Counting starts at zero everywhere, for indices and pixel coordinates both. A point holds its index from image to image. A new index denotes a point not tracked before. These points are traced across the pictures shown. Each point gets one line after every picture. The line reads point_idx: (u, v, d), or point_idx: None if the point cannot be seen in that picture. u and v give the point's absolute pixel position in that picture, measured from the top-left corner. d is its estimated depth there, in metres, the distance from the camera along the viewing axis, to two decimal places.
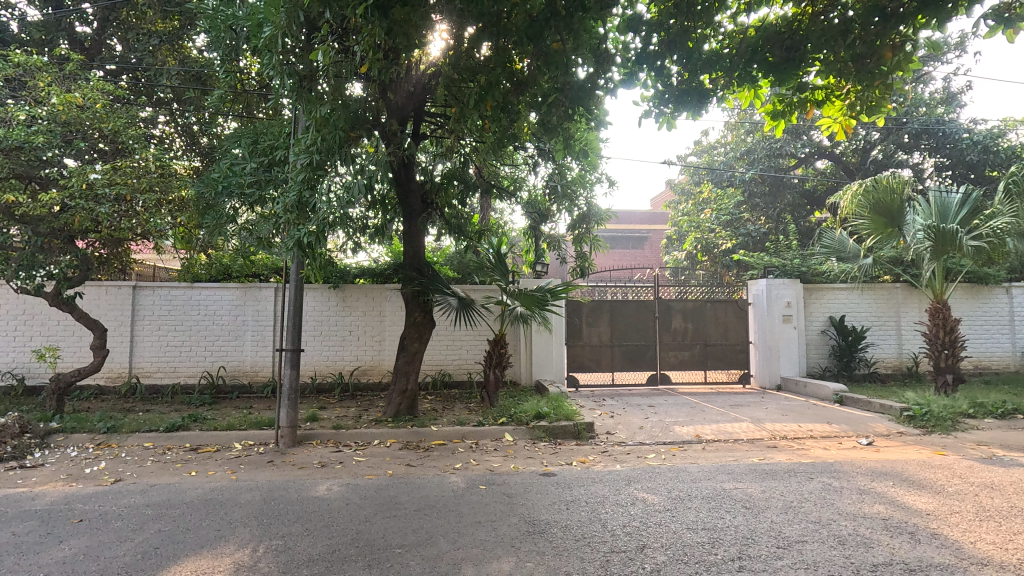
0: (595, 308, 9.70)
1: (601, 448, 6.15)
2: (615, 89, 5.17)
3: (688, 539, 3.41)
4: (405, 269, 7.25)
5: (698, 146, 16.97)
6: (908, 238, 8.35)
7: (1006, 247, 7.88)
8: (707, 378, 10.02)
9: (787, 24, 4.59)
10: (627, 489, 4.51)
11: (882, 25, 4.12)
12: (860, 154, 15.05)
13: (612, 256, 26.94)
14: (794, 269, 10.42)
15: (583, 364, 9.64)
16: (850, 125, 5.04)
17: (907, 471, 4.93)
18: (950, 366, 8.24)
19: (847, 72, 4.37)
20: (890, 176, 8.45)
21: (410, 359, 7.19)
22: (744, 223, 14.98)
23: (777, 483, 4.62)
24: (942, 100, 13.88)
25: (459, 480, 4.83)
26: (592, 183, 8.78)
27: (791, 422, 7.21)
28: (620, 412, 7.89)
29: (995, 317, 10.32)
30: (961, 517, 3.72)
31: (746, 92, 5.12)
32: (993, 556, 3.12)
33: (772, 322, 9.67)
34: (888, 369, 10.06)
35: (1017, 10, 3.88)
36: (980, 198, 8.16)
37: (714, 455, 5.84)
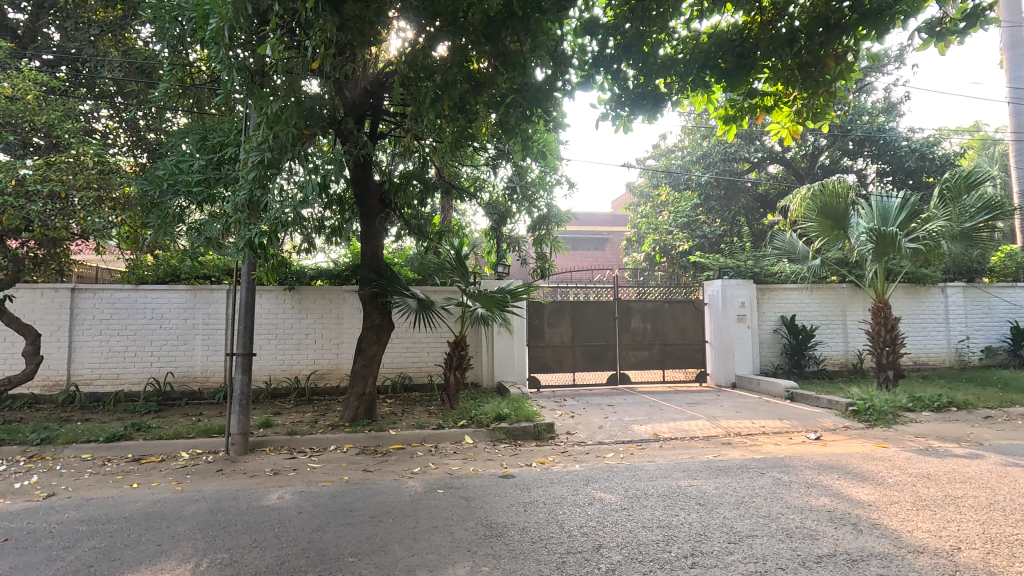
0: (556, 309, 9.74)
1: (561, 448, 6.18)
2: (573, 91, 5.19)
3: (643, 537, 3.45)
4: (362, 270, 7.07)
5: (657, 150, 17.30)
6: (853, 240, 8.75)
7: (942, 249, 8.22)
8: (665, 377, 10.23)
9: (738, 32, 4.70)
10: (585, 489, 4.53)
11: (826, 34, 4.25)
12: (809, 159, 15.50)
13: (575, 257, 27.26)
14: (747, 270, 10.74)
15: (544, 364, 9.68)
16: (797, 131, 5.21)
17: (851, 464, 5.14)
18: (891, 362, 8.64)
19: (794, 80, 4.53)
20: (836, 180, 8.75)
21: (367, 362, 7.04)
22: (700, 225, 15.39)
23: (730, 479, 4.73)
24: (883, 109, 14.60)
25: (417, 485, 4.76)
26: (553, 184, 8.81)
27: (745, 419, 7.42)
28: (580, 412, 7.94)
29: (932, 315, 10.90)
30: (899, 507, 3.90)
31: (699, 97, 5.22)
32: (928, 543, 3.28)
33: (727, 322, 9.94)
34: (835, 366, 10.49)
35: (948, 25, 4.08)
36: (917, 202, 8.52)
37: (671, 453, 5.94)
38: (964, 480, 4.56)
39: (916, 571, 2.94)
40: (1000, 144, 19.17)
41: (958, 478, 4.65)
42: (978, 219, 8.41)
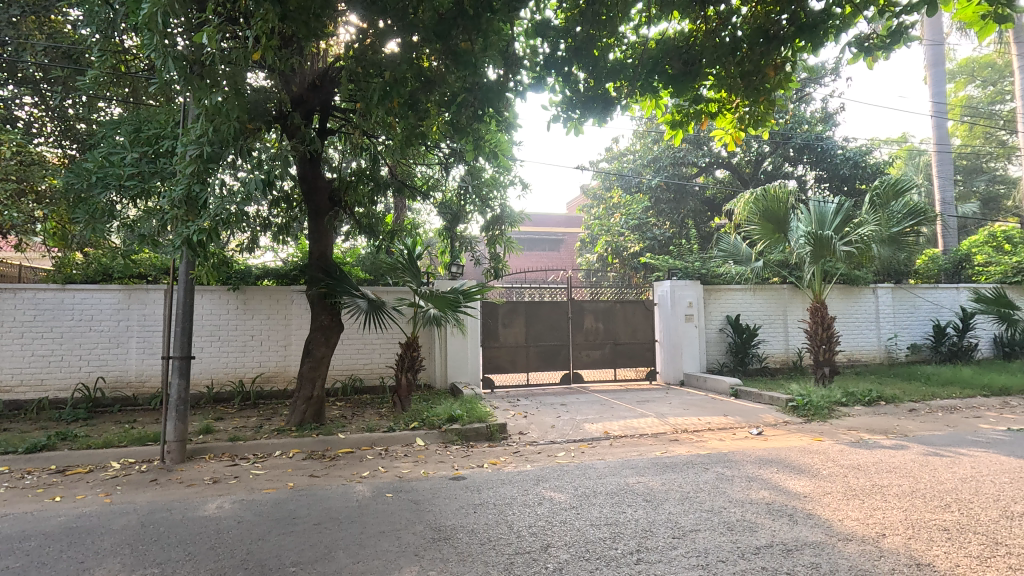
0: (510, 309, 9.75)
1: (513, 449, 6.19)
2: (525, 92, 5.18)
3: (591, 535, 3.49)
4: (310, 270, 6.82)
5: (609, 153, 17.66)
6: (792, 243, 9.18)
7: (872, 253, 8.75)
8: (617, 375, 10.43)
9: (684, 39, 4.81)
10: (535, 489, 4.55)
11: (766, 45, 4.40)
12: (753, 165, 16.06)
13: (529, 258, 27.42)
14: (695, 271, 11.05)
15: (498, 364, 9.67)
16: (740, 137, 5.40)
17: (789, 457, 5.37)
18: (827, 359, 9.08)
19: (736, 88, 4.68)
20: (778, 185, 9.16)
21: (316, 365, 6.84)
22: (651, 227, 15.77)
23: (676, 475, 4.85)
24: (821, 119, 15.36)
25: (365, 489, 4.66)
26: (506, 184, 8.80)
27: (691, 416, 7.63)
28: (533, 412, 7.98)
29: (864, 314, 11.54)
30: (832, 498, 4.10)
31: (647, 101, 5.33)
32: (856, 531, 3.45)
33: (676, 322, 10.21)
34: (777, 364, 10.96)
35: (876, 41, 4.32)
36: (851, 207, 8.99)
37: (621, 451, 6.05)
38: (890, 470, 4.85)
39: (845, 557, 3.10)
40: (924, 155, 20.54)
41: (884, 468, 4.93)
42: (904, 224, 8.93)
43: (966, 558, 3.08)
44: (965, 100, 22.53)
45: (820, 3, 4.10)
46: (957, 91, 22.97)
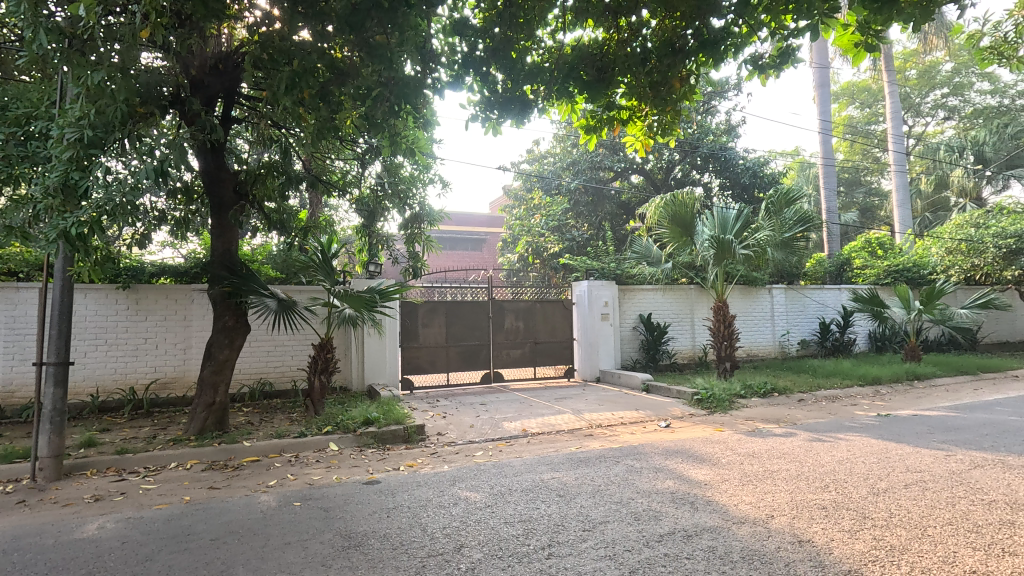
0: (430, 309, 9.65)
1: (430, 450, 6.11)
2: (443, 90, 5.11)
3: (504, 533, 3.51)
4: (212, 268, 6.32)
5: (530, 155, 17.98)
6: (698, 246, 9.75)
7: (767, 256, 9.43)
8: (536, 373, 10.59)
9: (598, 47, 4.95)
10: (450, 489, 4.52)
11: (672, 57, 4.60)
12: (664, 171, 16.91)
13: (451, 257, 27.28)
14: (611, 272, 11.44)
15: (418, 364, 9.53)
16: (649, 145, 5.64)
17: (693, 447, 5.70)
18: (728, 354, 9.74)
19: (646, 97, 4.90)
20: (686, 192, 9.72)
21: (218, 369, 6.40)
22: (570, 228, 16.22)
23: (589, 470, 5.00)
24: (725, 130, 16.48)
25: (270, 499, 4.41)
26: (425, 182, 8.68)
27: (606, 411, 7.91)
28: (452, 412, 7.93)
29: (761, 312, 12.49)
30: (729, 484, 4.40)
31: (563, 105, 5.44)
32: (749, 514, 3.73)
33: (593, 321, 10.53)
34: (684, 359, 11.63)
35: (769, 61, 4.67)
36: (749, 213, 9.69)
37: (537, 448, 6.16)
38: (780, 456, 5.28)
39: (738, 539, 3.33)
40: (813, 168, 22.62)
41: (775, 454, 5.35)
42: (795, 230, 9.71)
43: (840, 533, 3.40)
44: (847, 119, 25.08)
45: (721, 19, 4.35)
46: (840, 111, 25.53)
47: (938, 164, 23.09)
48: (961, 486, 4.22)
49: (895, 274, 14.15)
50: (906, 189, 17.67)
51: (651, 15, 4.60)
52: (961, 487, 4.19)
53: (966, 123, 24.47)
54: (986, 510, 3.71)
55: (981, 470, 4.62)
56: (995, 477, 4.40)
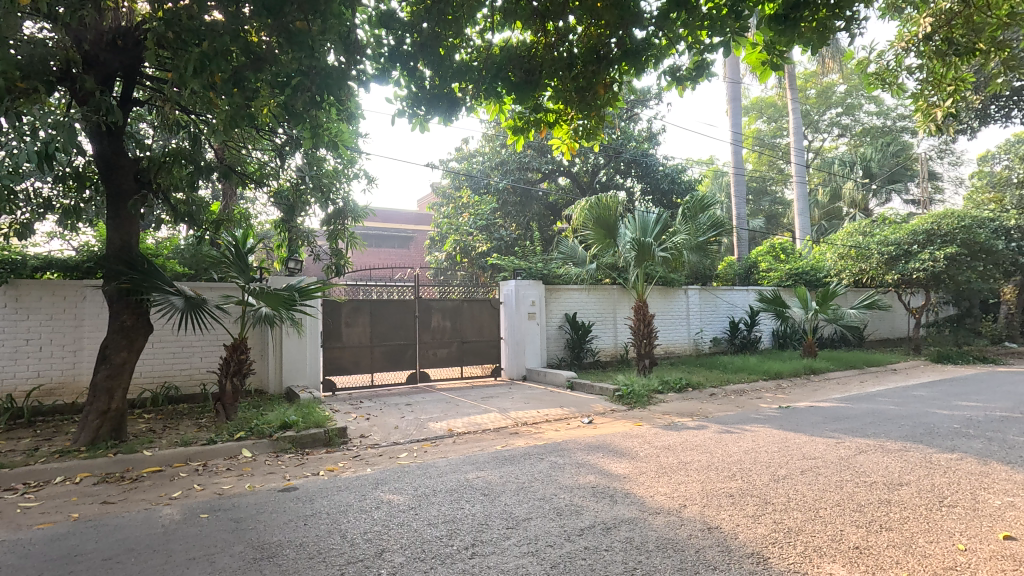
0: (353, 308, 9.38)
1: (352, 453, 5.92)
2: (368, 82, 4.89)
3: (427, 535, 3.47)
4: (108, 263, 5.76)
5: (459, 153, 17.94)
6: (620, 247, 10.13)
7: (683, 258, 9.95)
8: (463, 373, 10.54)
9: (527, 49, 4.97)
10: (372, 493, 4.40)
11: (596, 65, 4.75)
12: (589, 174, 17.42)
13: (377, 255, 26.62)
14: (538, 272, 11.62)
15: (341, 365, 9.23)
16: (574, 148, 5.73)
17: (614, 442, 5.90)
18: (647, 351, 10.19)
19: (572, 101, 5.00)
20: (609, 195, 10.07)
21: (114, 373, 5.87)
22: (498, 228, 16.32)
23: (513, 467, 5.05)
24: (647, 137, 17.18)
25: (174, 512, 4.10)
26: (349, 177, 8.43)
27: (531, 409, 8.03)
28: (376, 413, 7.73)
29: (678, 312, 13.15)
30: (646, 476, 4.60)
31: (492, 105, 5.43)
32: (663, 505, 3.91)
33: (519, 320, 10.65)
34: (607, 357, 12.03)
35: (686, 74, 4.91)
36: (668, 217, 10.14)
37: (463, 447, 6.14)
38: (692, 448, 5.58)
39: (654, 529, 3.48)
40: (725, 176, 24.14)
41: (688, 446, 5.66)
42: (708, 235, 10.29)
43: (744, 518, 3.64)
44: (756, 132, 26.97)
45: (642, 31, 4.51)
46: (750, 124, 27.36)
47: (832, 177, 25.33)
48: (848, 470, 4.65)
49: (795, 277, 15.55)
50: (805, 199, 19.22)
51: (577, 22, 4.68)
52: (848, 471, 4.62)
53: (856, 140, 26.99)
54: (868, 491, 4.11)
55: (865, 455, 5.11)
56: (876, 461, 4.88)
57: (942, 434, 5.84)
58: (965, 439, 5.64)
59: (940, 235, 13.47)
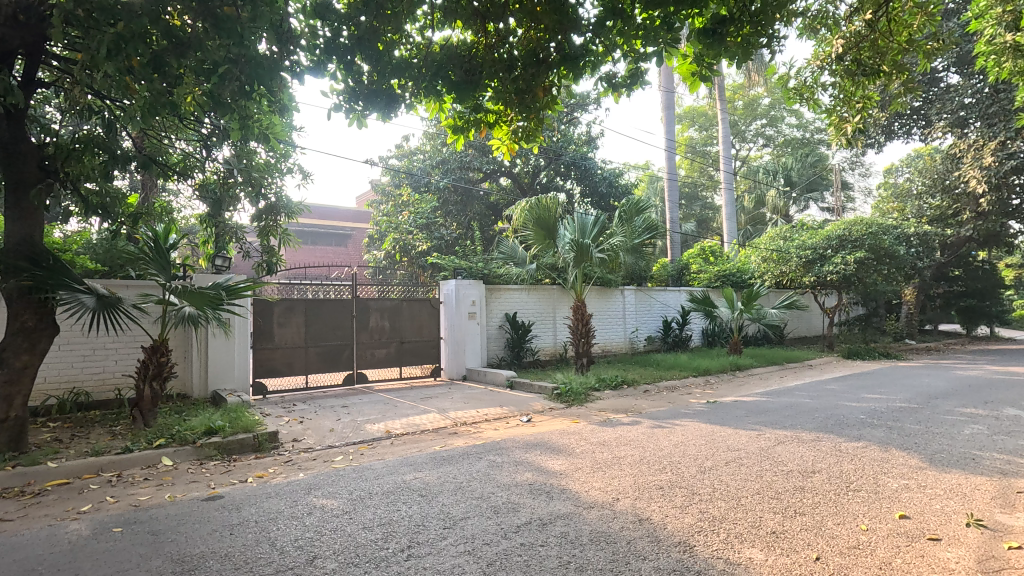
0: (287, 308, 9.04)
1: (283, 458, 5.71)
2: (302, 74, 4.70)
3: (361, 539, 3.41)
4: (7, 257, 5.26)
5: (400, 151, 17.73)
6: (560, 248, 10.33)
7: (620, 260, 10.28)
8: (402, 373, 10.38)
9: (467, 49, 4.95)
10: (305, 498, 4.26)
11: (536, 67, 4.75)
12: (530, 176, 17.64)
13: (313, 253, 25.82)
14: (478, 272, 11.63)
15: (272, 367, 8.87)
16: (514, 149, 5.76)
17: (552, 439, 6.01)
18: (585, 351, 10.41)
19: (512, 103, 5.00)
20: (549, 197, 10.24)
21: (14, 378, 5.37)
22: (439, 227, 16.23)
23: (451, 467, 5.03)
24: (586, 141, 17.59)
25: (83, 527, 3.81)
26: (281, 172, 8.12)
27: (471, 409, 8.02)
28: (310, 416, 7.48)
29: (615, 312, 13.54)
30: (582, 472, 4.71)
31: (432, 103, 5.37)
32: (597, 499, 4.02)
33: (460, 319, 10.61)
34: (547, 356, 12.21)
35: (621, 81, 5.05)
36: (605, 220, 10.38)
37: (401, 449, 6.06)
38: (626, 443, 5.77)
39: (588, 523, 3.58)
40: (660, 181, 25.11)
41: (623, 442, 5.84)
42: (643, 238, 10.64)
43: (672, 508, 3.81)
44: (688, 140, 28.24)
45: (580, 37, 4.62)
46: (682, 132, 28.58)
47: (758, 185, 26.86)
48: (767, 460, 4.96)
49: (723, 278, 16.38)
50: (733, 205, 20.27)
51: (518, 25, 4.71)
52: (768, 461, 4.93)
53: (779, 150, 28.76)
54: (785, 479, 4.39)
55: (783, 446, 5.46)
56: (792, 451, 5.23)
57: (850, 425, 6.33)
58: (870, 428, 6.14)
59: (851, 240, 14.58)
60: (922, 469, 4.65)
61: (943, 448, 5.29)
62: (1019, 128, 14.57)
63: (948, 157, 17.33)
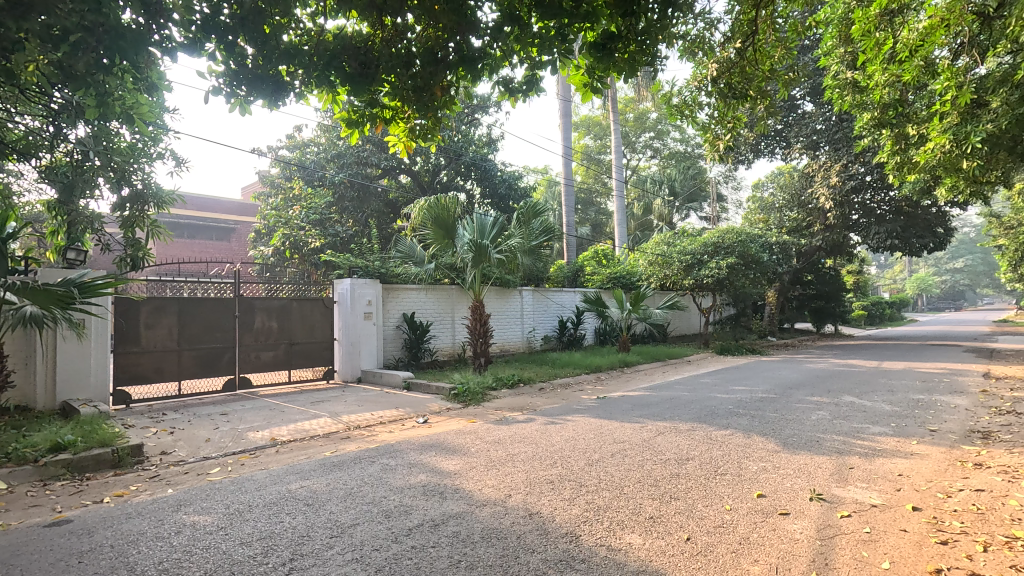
0: (156, 307, 8.21)
1: (149, 473, 5.17)
2: (175, 52, 4.28)
3: (237, 555, 3.18)
4: None
5: (291, 141, 16.81)
6: (458, 247, 10.32)
7: (517, 261, 10.47)
8: (290, 377, 9.81)
9: (363, 40, 4.76)
10: (173, 516, 3.89)
11: (434, 67, 4.70)
12: (430, 174, 17.51)
13: (192, 247, 23.73)
14: (375, 270, 11.31)
15: (138, 373, 8.00)
16: (410, 147, 5.67)
17: (448, 440, 5.99)
18: (483, 350, 10.50)
19: (408, 100, 4.91)
20: (448, 196, 10.24)
21: None
22: (333, 223, 15.58)
23: (342, 473, 4.84)
24: (486, 143, 17.76)
25: None
26: (150, 157, 7.34)
27: (364, 412, 7.77)
28: (182, 426, 6.84)
29: (512, 312, 13.79)
30: (476, 471, 4.75)
31: (324, 94, 5.11)
32: (490, 497, 4.07)
33: (353, 320, 10.21)
34: (445, 356, 12.18)
35: (515, 87, 5.16)
36: (504, 221, 10.53)
37: (287, 456, 5.74)
38: (520, 440, 5.91)
39: (479, 521, 3.61)
40: (558, 186, 26.04)
41: (517, 439, 5.97)
42: (540, 240, 10.93)
43: (560, 501, 3.96)
44: (584, 147, 29.61)
45: (479, 40, 4.63)
46: (579, 139, 29.87)
47: (646, 193, 28.73)
48: (648, 450, 5.32)
49: (614, 280, 17.32)
50: (623, 211, 21.51)
51: (416, 21, 4.66)
52: (648, 451, 5.28)
53: (664, 162, 31.00)
54: (663, 467, 4.74)
55: (663, 436, 5.88)
56: (670, 441, 5.65)
57: (720, 414, 6.96)
58: (736, 417, 6.80)
59: (724, 247, 16.05)
60: (777, 451, 5.22)
61: (794, 432, 5.99)
62: (858, 153, 16.92)
63: (803, 175, 19.66)
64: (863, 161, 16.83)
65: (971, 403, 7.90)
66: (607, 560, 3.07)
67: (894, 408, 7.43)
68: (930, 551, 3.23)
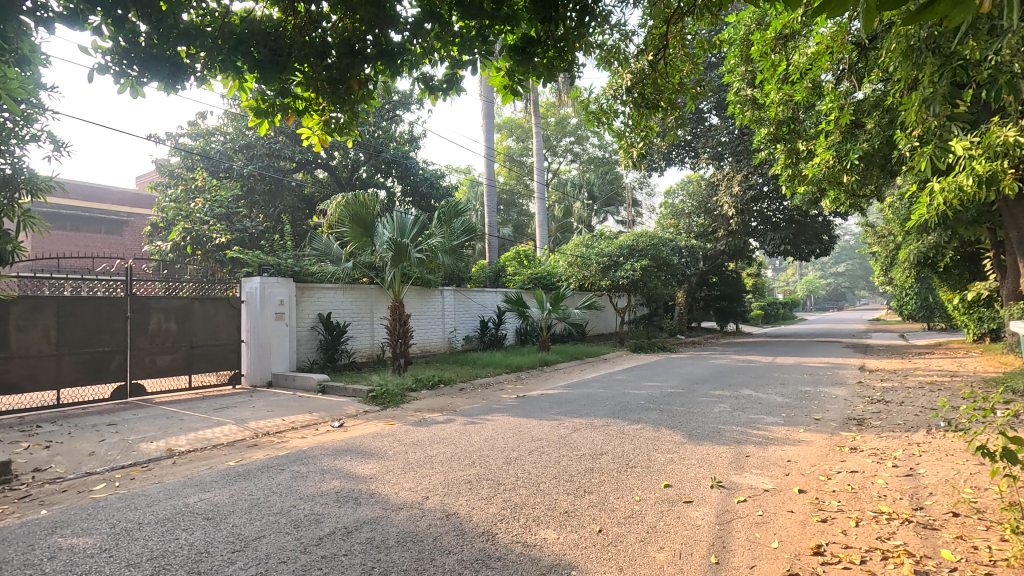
0: (30, 308, 7.34)
1: (18, 494, 4.61)
2: (52, 22, 3.83)
3: None
4: None
5: (194, 129, 15.65)
6: (377, 246, 10.06)
7: (438, 260, 10.37)
8: (191, 382, 9.11)
9: (272, 25, 4.50)
10: (46, 540, 3.49)
11: (351, 59, 4.56)
12: (348, 170, 16.95)
13: (76, 241, 21.48)
14: (288, 268, 10.78)
15: (8, 382, 7.11)
16: (325, 141, 5.40)
17: (364, 444, 5.82)
18: (402, 351, 10.31)
19: (322, 92, 4.68)
20: (366, 193, 9.96)
21: None
22: (241, 218, 14.68)
23: (247, 483, 4.57)
24: (408, 140, 17.45)
25: None
26: (22, 140, 6.55)
27: (274, 417, 7.37)
28: (61, 439, 6.16)
29: (433, 312, 13.64)
30: (392, 474, 4.65)
31: (230, 79, 4.79)
32: (407, 500, 4.00)
33: (263, 321, 9.67)
34: (363, 358, 11.82)
35: (437, 85, 5.09)
36: (425, 220, 10.40)
37: (185, 468, 5.32)
38: (439, 441, 5.85)
39: (395, 525, 3.54)
40: (480, 186, 26.06)
41: (436, 440, 5.92)
42: (461, 240, 10.89)
43: (478, 501, 3.97)
44: (506, 149, 29.90)
45: (398, 35, 4.55)
46: (502, 141, 30.14)
47: (566, 196, 29.49)
48: (565, 446, 5.46)
49: (534, 281, 17.61)
50: (544, 213, 21.96)
51: (332, 11, 4.48)
52: (565, 447, 5.41)
53: (584, 167, 32.00)
54: (578, 463, 4.88)
55: (578, 432, 6.06)
56: (586, 437, 5.83)
57: (632, 410, 7.28)
58: (647, 412, 7.12)
59: (638, 249, 16.81)
60: (683, 443, 5.54)
61: (699, 425, 6.38)
62: (757, 165, 18.37)
63: (710, 184, 21.01)
64: (761, 173, 18.30)
65: (849, 394, 8.79)
66: (522, 556, 3.11)
67: (786, 400, 8.11)
68: (813, 528, 3.56)
